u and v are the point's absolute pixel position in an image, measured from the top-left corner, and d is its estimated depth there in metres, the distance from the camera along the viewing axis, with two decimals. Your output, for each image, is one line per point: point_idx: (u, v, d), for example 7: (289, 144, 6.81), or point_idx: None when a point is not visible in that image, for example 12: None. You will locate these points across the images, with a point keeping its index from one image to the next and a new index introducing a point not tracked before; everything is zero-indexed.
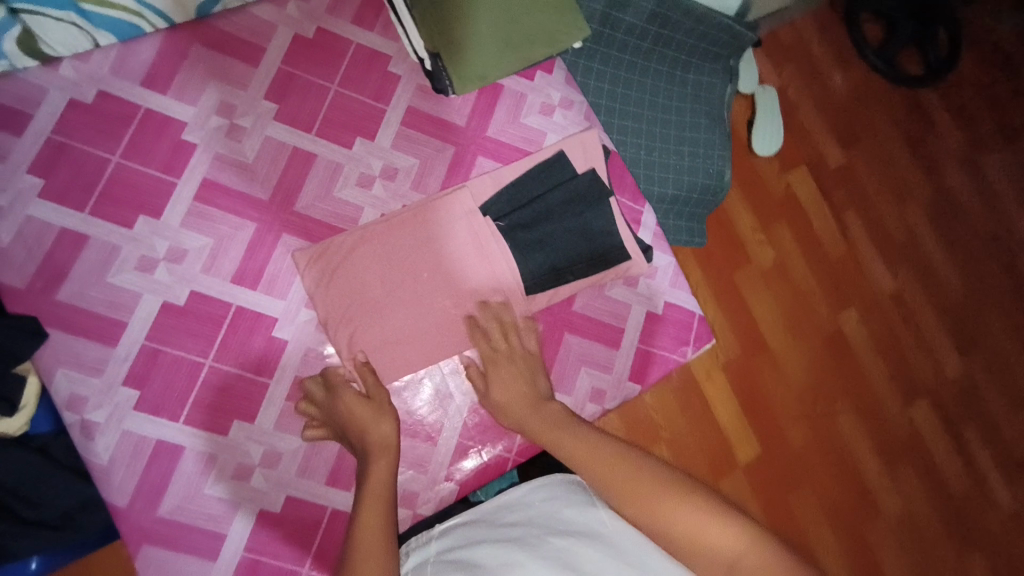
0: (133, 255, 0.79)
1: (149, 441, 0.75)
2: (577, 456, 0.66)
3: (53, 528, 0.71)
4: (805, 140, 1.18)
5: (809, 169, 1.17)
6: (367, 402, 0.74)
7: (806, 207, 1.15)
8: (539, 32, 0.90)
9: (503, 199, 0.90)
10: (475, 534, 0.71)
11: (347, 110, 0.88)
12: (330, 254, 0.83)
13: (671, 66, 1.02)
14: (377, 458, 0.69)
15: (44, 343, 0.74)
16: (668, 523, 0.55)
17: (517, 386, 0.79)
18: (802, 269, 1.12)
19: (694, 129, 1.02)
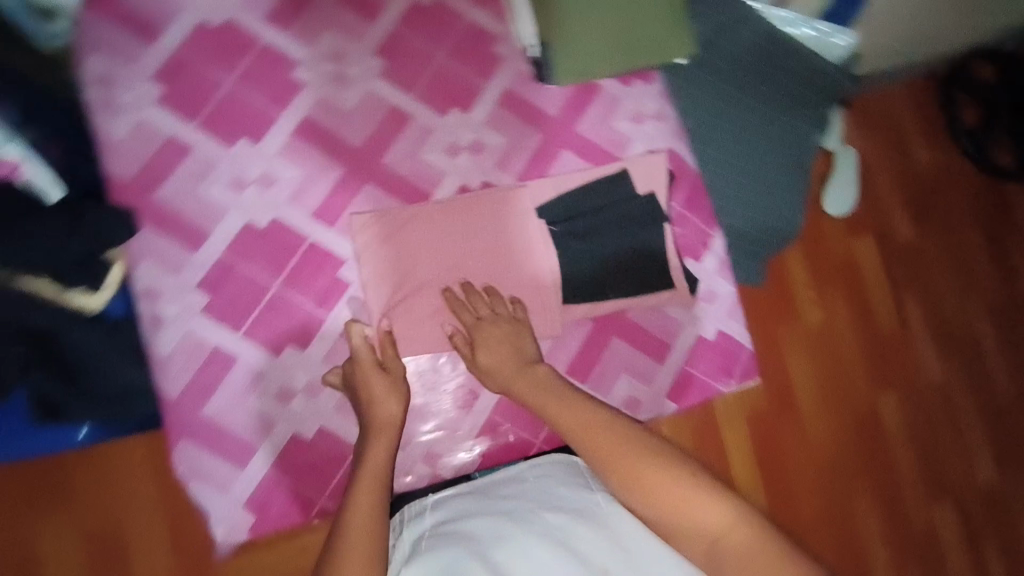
0: (227, 173, 0.82)
1: (206, 345, 0.80)
2: (579, 430, 0.70)
3: (106, 403, 0.76)
4: (876, 208, 1.09)
5: (875, 238, 1.09)
6: (382, 376, 0.78)
7: (863, 277, 1.07)
8: (648, 39, 0.93)
9: (560, 205, 0.89)
10: (470, 506, 0.73)
11: (450, 79, 0.89)
12: (373, 231, 0.84)
13: (765, 103, 1.02)
14: (376, 443, 0.73)
15: (134, 237, 0.79)
16: (662, 501, 0.64)
17: (503, 349, 0.80)
18: (846, 340, 1.05)
19: (775, 170, 1.01)
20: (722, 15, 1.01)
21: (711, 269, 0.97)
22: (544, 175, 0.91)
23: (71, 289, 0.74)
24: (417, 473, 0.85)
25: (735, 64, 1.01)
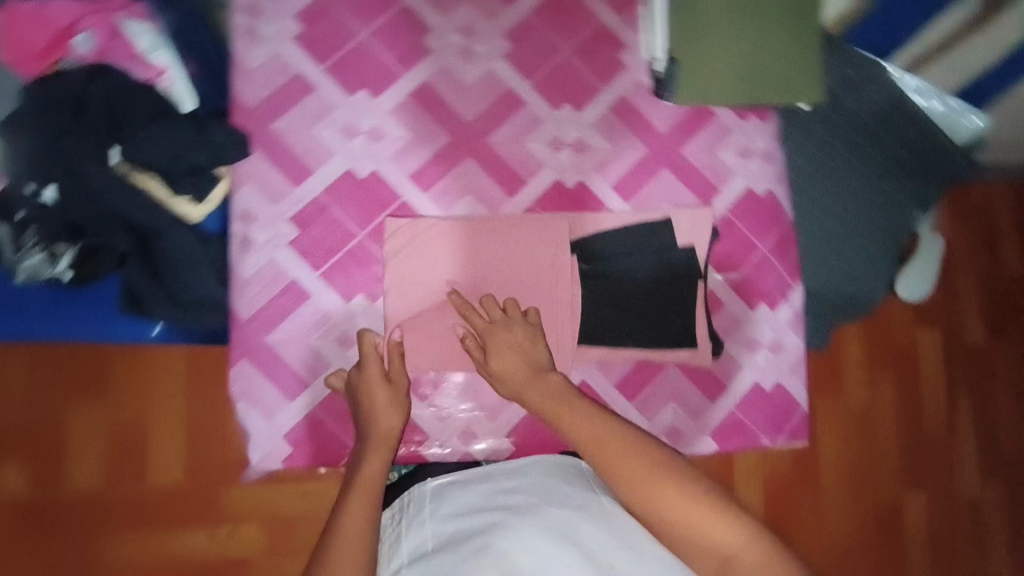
0: (342, 119, 0.84)
1: (286, 276, 0.82)
2: (589, 440, 0.70)
3: (182, 307, 0.80)
4: (948, 302, 1.04)
5: (941, 333, 1.03)
6: (388, 387, 0.78)
7: (920, 369, 1.02)
8: (774, 78, 0.92)
9: (595, 246, 0.87)
10: (472, 502, 0.73)
11: (571, 76, 0.89)
12: (404, 234, 0.84)
13: (869, 167, 0.98)
14: (373, 457, 0.74)
15: (245, 158, 0.81)
16: (673, 512, 0.64)
17: (514, 357, 0.78)
18: (887, 429, 1.00)
19: (863, 237, 0.97)
20: (857, 72, 0.97)
21: (785, 321, 0.94)
22: (641, 189, 0.91)
23: (177, 194, 0.78)
24: (449, 447, 0.86)
25: (852, 125, 0.97)
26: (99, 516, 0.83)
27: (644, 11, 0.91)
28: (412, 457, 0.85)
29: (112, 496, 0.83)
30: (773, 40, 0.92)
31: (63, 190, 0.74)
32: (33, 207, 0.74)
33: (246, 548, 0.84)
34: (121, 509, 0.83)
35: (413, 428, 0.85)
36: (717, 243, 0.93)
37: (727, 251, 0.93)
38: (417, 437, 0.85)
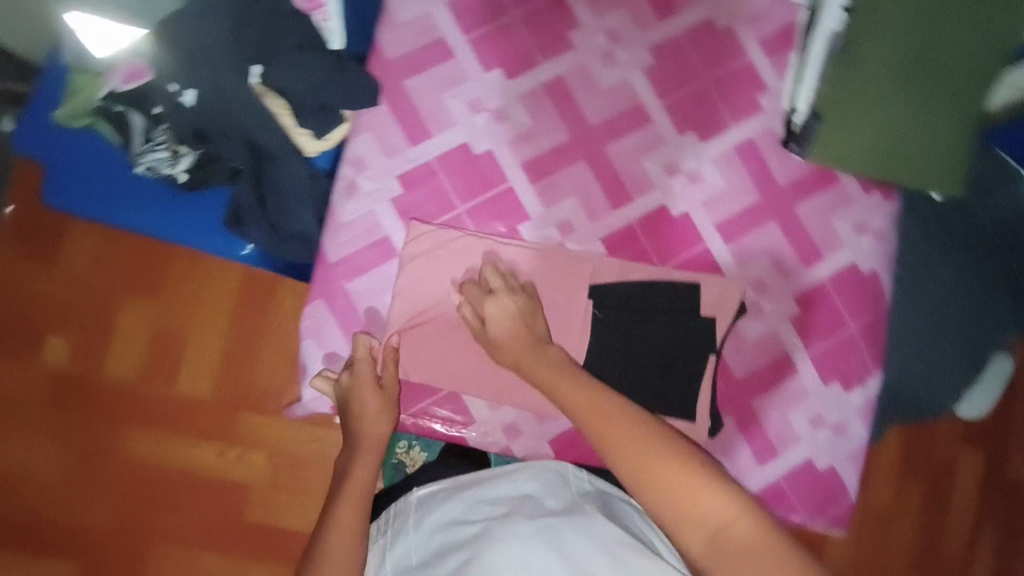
0: (472, 92, 0.84)
1: (381, 231, 0.83)
2: (586, 416, 0.67)
3: (277, 235, 0.82)
4: (999, 431, 1.05)
5: (983, 458, 1.04)
6: (379, 393, 0.79)
7: (954, 488, 1.03)
8: (918, 158, 0.84)
9: (615, 299, 0.85)
10: (454, 511, 0.71)
11: (704, 105, 0.87)
12: (427, 240, 0.82)
13: (975, 277, 0.94)
14: (362, 459, 0.76)
15: (370, 109, 0.82)
16: (661, 483, 0.58)
17: (515, 326, 0.76)
18: (905, 537, 1.02)
19: (950, 345, 0.94)
20: (993, 177, 0.94)
21: (855, 406, 0.92)
22: (743, 235, 0.88)
23: (299, 127, 0.80)
24: (492, 437, 0.85)
25: (970, 230, 0.94)
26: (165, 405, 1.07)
27: (794, 57, 0.87)
28: (451, 438, 0.85)
29: None
30: (934, 117, 0.82)
31: (201, 96, 0.76)
32: (171, 104, 0.76)
33: (255, 474, 1.07)
34: (145, 428, 1.06)
35: (460, 409, 0.85)
36: (806, 310, 0.90)
37: (814, 320, 0.91)
38: (464, 420, 0.85)
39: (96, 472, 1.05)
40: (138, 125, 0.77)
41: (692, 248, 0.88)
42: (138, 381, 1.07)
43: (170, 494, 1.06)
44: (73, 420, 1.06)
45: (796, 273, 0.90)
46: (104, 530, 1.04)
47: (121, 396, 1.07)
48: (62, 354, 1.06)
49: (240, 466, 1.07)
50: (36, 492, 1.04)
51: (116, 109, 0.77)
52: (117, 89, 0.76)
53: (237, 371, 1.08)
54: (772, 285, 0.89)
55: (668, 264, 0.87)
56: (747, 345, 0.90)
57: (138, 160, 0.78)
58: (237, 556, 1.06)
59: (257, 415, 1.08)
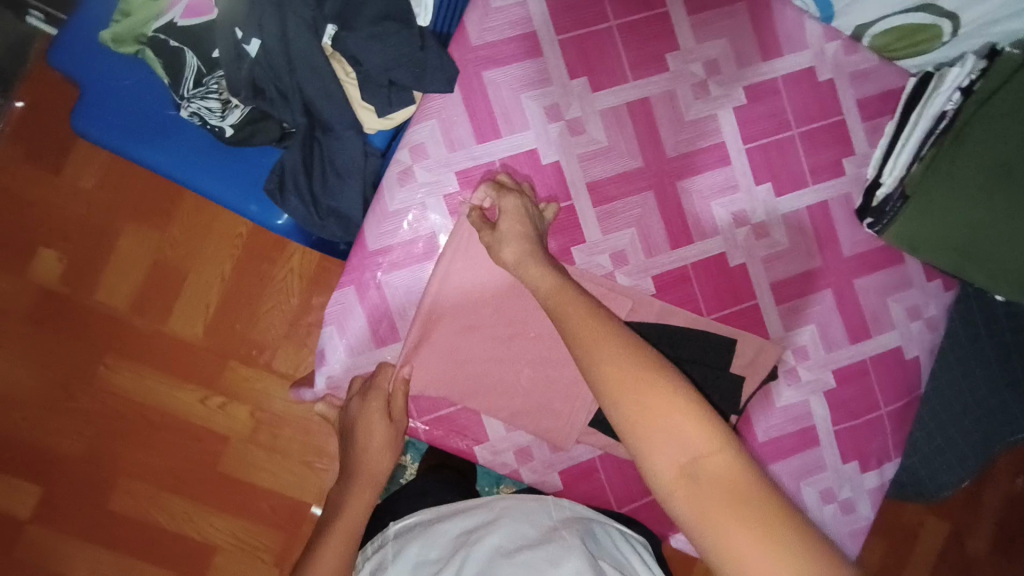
0: (553, 97, 0.79)
1: (427, 225, 0.78)
2: (574, 321, 0.62)
3: (316, 210, 0.76)
4: (969, 509, 1.19)
5: (950, 533, 1.19)
6: (387, 425, 0.77)
7: (918, 554, 1.18)
8: (999, 257, 0.78)
9: (649, 336, 0.81)
10: (434, 546, 0.67)
11: (785, 159, 0.83)
12: (462, 245, 0.77)
13: (1006, 373, 0.94)
14: (356, 497, 0.78)
15: (442, 94, 0.76)
16: (640, 402, 0.54)
17: (521, 227, 0.72)
18: None
19: (963, 435, 0.95)
20: None
21: (866, 487, 0.88)
22: (797, 298, 0.85)
23: (362, 101, 0.75)
24: (502, 458, 0.81)
25: (1014, 326, 0.93)
26: (149, 342, 1.07)
27: (891, 127, 0.84)
28: (461, 452, 0.81)
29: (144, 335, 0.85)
30: None
31: (264, 49, 0.69)
32: (229, 51, 0.69)
33: (231, 424, 1.07)
34: (126, 361, 1.07)
35: (474, 426, 0.81)
36: (842, 384, 0.87)
37: (846, 396, 0.87)
38: (473, 437, 0.81)
39: (70, 401, 1.06)
40: (191, 66, 0.72)
41: (742, 302, 0.84)
42: (124, 316, 1.06)
43: (145, 430, 1.07)
44: (56, 343, 1.06)
45: (840, 346, 0.86)
46: (74, 456, 1.07)
47: (105, 326, 1.06)
48: (52, 276, 1.05)
49: (217, 414, 1.07)
50: (18, 407, 1.06)
51: (171, 44, 0.72)
52: (176, 22, 0.71)
53: (226, 317, 1.07)
54: (815, 354, 0.86)
55: (712, 314, 0.84)
56: (775, 409, 0.86)
57: (184, 103, 0.73)
58: (212, 497, 1.08)
59: (240, 367, 1.07)
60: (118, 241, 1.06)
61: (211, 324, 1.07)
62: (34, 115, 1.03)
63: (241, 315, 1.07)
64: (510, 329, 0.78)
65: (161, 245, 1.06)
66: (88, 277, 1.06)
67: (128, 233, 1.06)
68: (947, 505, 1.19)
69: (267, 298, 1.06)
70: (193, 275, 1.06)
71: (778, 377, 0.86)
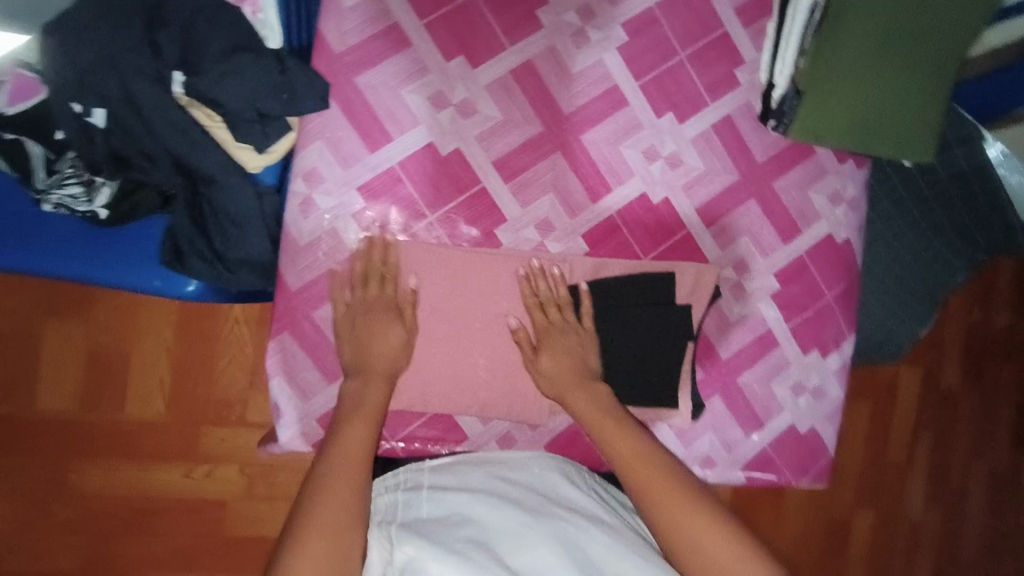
0: (434, 84, 0.76)
1: (343, 249, 0.75)
2: (628, 463, 0.68)
3: (223, 265, 0.72)
4: (934, 356, 1.27)
5: (922, 381, 1.27)
6: (401, 327, 0.74)
7: (898, 410, 1.26)
8: (896, 129, 0.82)
9: (591, 294, 0.81)
10: (479, 477, 0.69)
11: (680, 83, 0.83)
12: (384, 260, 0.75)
13: (932, 226, 0.99)
14: (375, 387, 0.71)
15: (321, 111, 0.72)
16: (702, 546, 0.61)
17: (568, 359, 0.76)
18: (855, 457, 1.25)
19: (910, 293, 1.00)
20: (955, 131, 0.97)
21: (830, 370, 0.92)
22: (724, 216, 0.86)
23: (241, 143, 0.69)
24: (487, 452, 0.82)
25: (927, 181, 0.98)
26: (111, 436, 1.02)
27: (772, 27, 0.83)
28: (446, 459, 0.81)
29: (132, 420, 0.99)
30: (911, 84, 0.81)
31: (114, 116, 0.64)
32: (74, 128, 0.63)
33: (223, 487, 1.05)
34: (93, 461, 1.02)
35: (451, 428, 0.81)
36: (786, 284, 0.89)
37: (793, 294, 0.90)
38: (454, 440, 0.81)
39: (49, 515, 1.02)
40: (38, 155, 0.65)
41: (674, 234, 0.85)
42: (76, 416, 1.01)
43: (137, 520, 1.04)
44: (11, 467, 1.00)
45: (776, 249, 0.88)
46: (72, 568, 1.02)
47: (60, 433, 1.01)
48: None
49: (206, 481, 1.04)
50: None
51: (6, 137, 0.63)
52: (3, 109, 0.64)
53: (183, 388, 1.02)
54: (753, 265, 0.88)
55: (648, 255, 0.84)
56: (731, 326, 0.88)
57: (43, 197, 0.65)
58: (225, 558, 1.06)
59: (214, 430, 1.03)
60: (44, 342, 0.99)
61: (170, 398, 1.03)
62: None
63: (198, 383, 1.02)
64: (461, 330, 0.78)
65: (90, 335, 1.00)
66: (20, 391, 0.99)
67: (51, 334, 0.99)
68: (914, 357, 1.26)
69: (217, 359, 1.02)
70: (135, 358, 1.01)
71: (724, 295, 0.88)
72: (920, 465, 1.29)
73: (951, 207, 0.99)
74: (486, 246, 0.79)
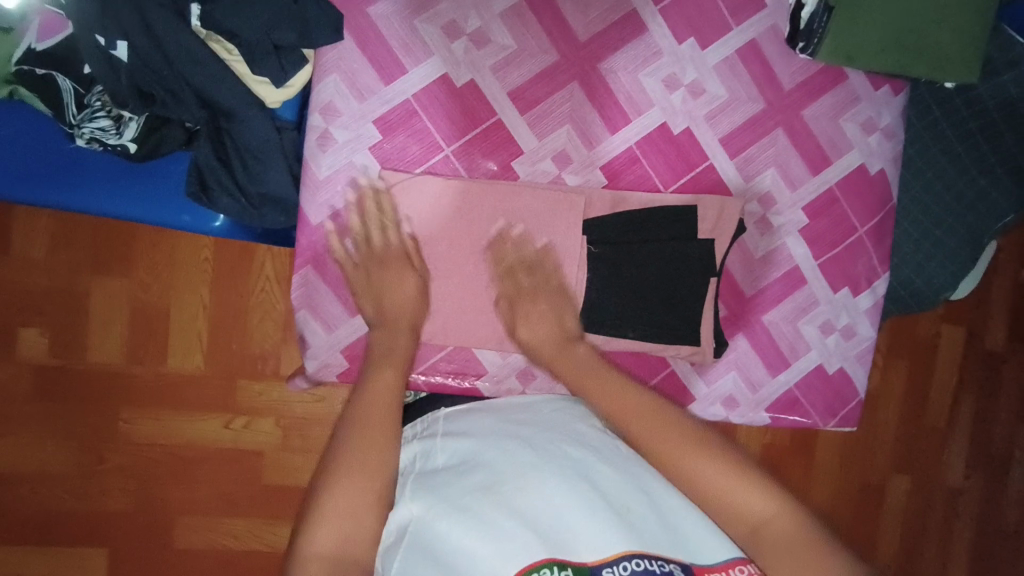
0: (448, 14, 0.75)
1: (362, 183, 0.76)
2: (616, 411, 0.61)
3: (248, 200, 0.75)
4: (980, 308, 1.22)
5: (965, 335, 1.22)
6: (415, 276, 0.74)
7: (938, 363, 1.21)
8: (935, 46, 0.78)
9: (610, 227, 0.80)
10: (489, 423, 0.69)
11: (701, 8, 0.80)
12: (399, 191, 0.76)
13: (975, 160, 0.93)
14: (400, 334, 0.71)
15: (335, 44, 0.73)
16: (704, 482, 0.55)
17: (542, 324, 0.74)
18: (890, 412, 1.22)
19: (949, 232, 0.94)
20: (1003, 54, 0.91)
21: (862, 309, 0.89)
22: (749, 147, 0.83)
23: (259, 78, 0.70)
24: (506, 386, 0.83)
25: (973, 112, 0.92)
26: (157, 388, 1.06)
27: None
28: (467, 391, 0.82)
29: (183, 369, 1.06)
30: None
31: (135, 50, 0.66)
32: (99, 61, 0.65)
33: (261, 438, 1.08)
34: (140, 410, 1.06)
35: (471, 361, 0.82)
36: (814, 218, 0.86)
37: (822, 229, 0.86)
38: (474, 373, 0.82)
39: (103, 462, 1.06)
40: (69, 90, 0.68)
41: (697, 167, 0.82)
42: (126, 369, 1.05)
43: (181, 467, 1.08)
44: (66, 413, 1.04)
45: (804, 182, 0.85)
46: (122, 511, 1.07)
47: (108, 384, 1.05)
48: (41, 352, 1.03)
49: (244, 433, 1.08)
50: (58, 483, 1.06)
51: (38, 72, 0.66)
52: (34, 46, 0.67)
53: (220, 340, 1.05)
54: (780, 198, 0.84)
55: (669, 187, 0.82)
56: (756, 262, 0.85)
57: (75, 131, 0.68)
58: (264, 508, 1.09)
59: (251, 383, 1.07)
60: (90, 297, 1.03)
61: (208, 351, 1.06)
62: None
63: (234, 334, 1.06)
64: (478, 265, 0.78)
65: (132, 289, 1.03)
66: (75, 343, 1.04)
67: (98, 288, 1.03)
68: (956, 309, 1.21)
69: (251, 312, 1.05)
70: (175, 308, 1.04)
71: (750, 230, 0.85)
72: (962, 425, 1.24)
73: (998, 140, 0.92)
74: (502, 178, 0.78)
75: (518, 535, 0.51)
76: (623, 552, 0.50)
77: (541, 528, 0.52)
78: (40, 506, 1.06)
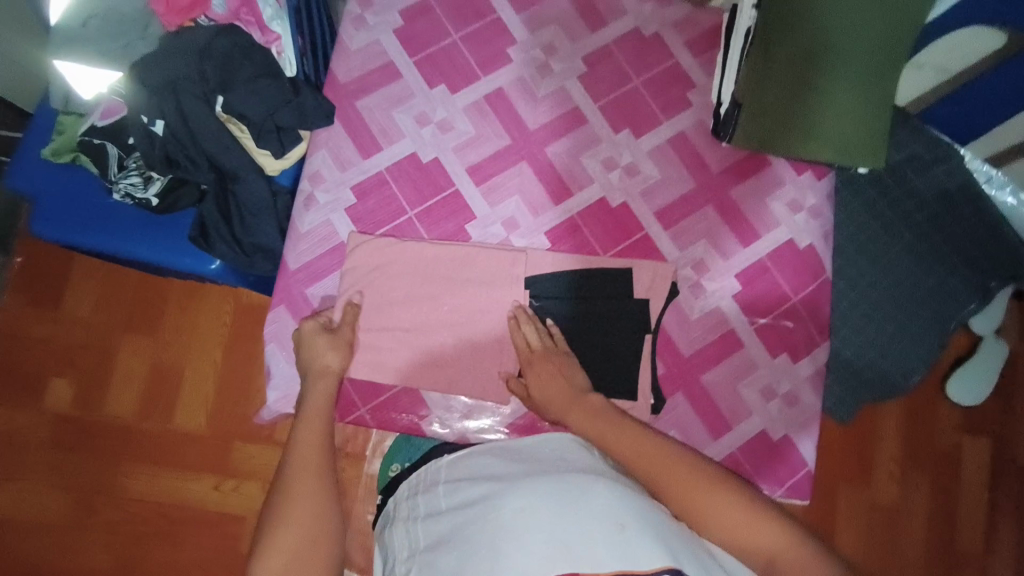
0: (418, 106, 0.93)
1: (336, 237, 0.90)
2: (635, 460, 0.67)
3: (243, 251, 0.88)
4: (1003, 417, 1.11)
5: (991, 446, 1.11)
6: (337, 337, 0.84)
7: (962, 475, 1.10)
8: (842, 136, 0.90)
9: (551, 285, 0.89)
10: (489, 463, 0.72)
11: (636, 104, 0.95)
12: (367, 245, 0.88)
13: (929, 248, 0.96)
14: (320, 383, 0.80)
15: (327, 127, 0.91)
16: (731, 526, 0.60)
17: (555, 380, 0.80)
18: (913, 532, 1.08)
19: (910, 316, 0.95)
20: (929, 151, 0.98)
21: (803, 375, 0.91)
22: (681, 220, 0.93)
23: (262, 150, 0.88)
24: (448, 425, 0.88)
25: (920, 206, 0.97)
26: (156, 445, 1.10)
27: (721, 56, 0.95)
28: (410, 428, 0.88)
29: (188, 426, 1.11)
30: (849, 94, 0.89)
31: (169, 126, 0.83)
32: (140, 135, 0.83)
33: (247, 503, 1.09)
34: (136, 465, 1.10)
35: (418, 402, 0.88)
36: (747, 285, 0.92)
37: (756, 295, 0.92)
38: (419, 412, 0.88)
39: (93, 516, 1.09)
40: (114, 154, 0.87)
41: (632, 235, 0.92)
42: (131, 424, 1.11)
43: (164, 528, 1.08)
44: (70, 463, 1.10)
45: (735, 253, 0.93)
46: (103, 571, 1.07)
47: (115, 437, 1.10)
48: (63, 403, 1.11)
49: (231, 496, 1.09)
50: (44, 531, 1.08)
51: (95, 142, 0.86)
52: (95, 124, 0.86)
53: (223, 404, 1.11)
54: (713, 265, 0.92)
55: (608, 252, 0.92)
56: (692, 322, 0.91)
57: (114, 186, 0.86)
58: None
59: (246, 446, 1.10)
60: (117, 356, 1.13)
61: (212, 412, 1.11)
62: (36, 264, 1.14)
63: (238, 401, 1.11)
64: (433, 313, 0.88)
65: (153, 349, 1.13)
66: (95, 393, 1.12)
67: (126, 347, 1.13)
68: (976, 419, 1.11)
69: (260, 372, 1.12)
70: (190, 369, 1.12)
71: (683, 293, 0.92)
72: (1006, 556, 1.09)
73: (946, 228, 0.97)
74: (457, 239, 0.90)
75: (525, 564, 0.54)
76: (664, 567, 0.53)
77: (547, 553, 0.55)
78: (22, 555, 1.07)
